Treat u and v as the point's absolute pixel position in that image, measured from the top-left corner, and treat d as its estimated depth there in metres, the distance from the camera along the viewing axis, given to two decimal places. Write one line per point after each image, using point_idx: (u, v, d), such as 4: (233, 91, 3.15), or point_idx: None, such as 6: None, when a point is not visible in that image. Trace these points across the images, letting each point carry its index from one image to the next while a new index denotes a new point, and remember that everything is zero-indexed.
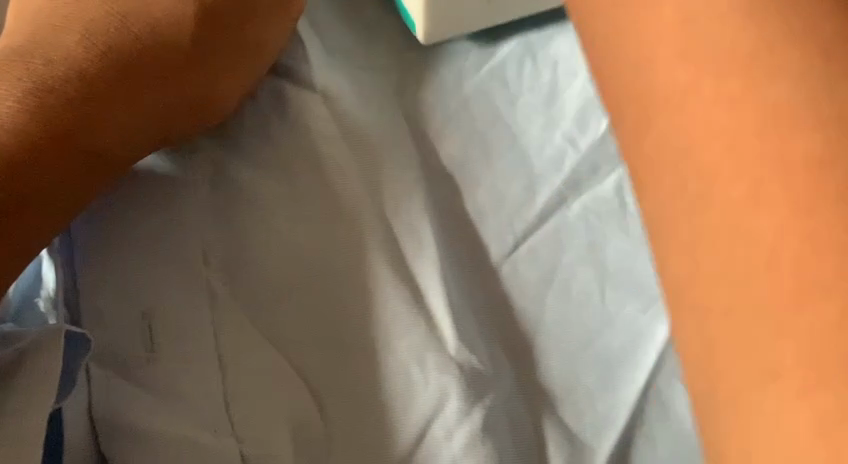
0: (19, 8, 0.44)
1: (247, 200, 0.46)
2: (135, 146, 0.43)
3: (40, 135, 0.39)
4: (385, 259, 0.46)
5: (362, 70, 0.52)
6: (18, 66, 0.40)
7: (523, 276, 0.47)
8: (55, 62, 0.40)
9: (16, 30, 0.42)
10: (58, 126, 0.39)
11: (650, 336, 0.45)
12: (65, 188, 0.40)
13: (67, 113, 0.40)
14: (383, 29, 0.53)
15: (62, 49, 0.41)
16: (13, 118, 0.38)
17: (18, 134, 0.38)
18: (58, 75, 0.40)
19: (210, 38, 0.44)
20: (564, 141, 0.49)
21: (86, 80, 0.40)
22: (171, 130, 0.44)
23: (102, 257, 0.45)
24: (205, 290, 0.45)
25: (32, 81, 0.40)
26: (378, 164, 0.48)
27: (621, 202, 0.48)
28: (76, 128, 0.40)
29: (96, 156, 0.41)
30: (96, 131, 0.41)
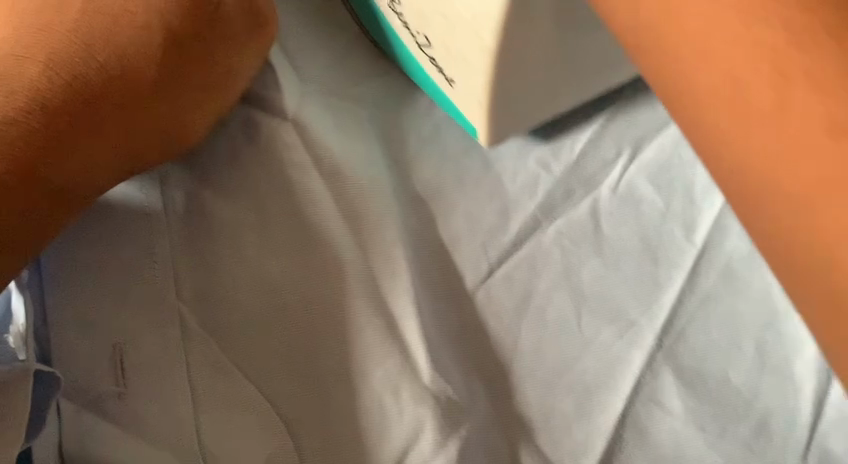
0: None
1: (218, 230, 0.46)
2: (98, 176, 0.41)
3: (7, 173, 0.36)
4: (360, 288, 0.45)
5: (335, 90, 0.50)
6: None
7: (497, 302, 0.46)
8: (17, 93, 0.37)
9: None
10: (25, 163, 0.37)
11: (626, 362, 0.45)
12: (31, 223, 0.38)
13: (38, 148, 0.37)
14: (355, 46, 0.52)
15: (28, 82, 0.38)
16: None
17: None
18: (22, 107, 0.37)
19: (177, 66, 0.42)
20: (537, 166, 0.49)
21: (53, 112, 0.38)
22: (134, 156, 0.42)
23: (69, 289, 0.44)
24: (175, 320, 0.44)
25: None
26: (351, 191, 0.47)
27: (596, 225, 0.47)
28: (43, 163, 0.37)
29: (61, 187, 0.39)
30: (70, 167, 0.39)
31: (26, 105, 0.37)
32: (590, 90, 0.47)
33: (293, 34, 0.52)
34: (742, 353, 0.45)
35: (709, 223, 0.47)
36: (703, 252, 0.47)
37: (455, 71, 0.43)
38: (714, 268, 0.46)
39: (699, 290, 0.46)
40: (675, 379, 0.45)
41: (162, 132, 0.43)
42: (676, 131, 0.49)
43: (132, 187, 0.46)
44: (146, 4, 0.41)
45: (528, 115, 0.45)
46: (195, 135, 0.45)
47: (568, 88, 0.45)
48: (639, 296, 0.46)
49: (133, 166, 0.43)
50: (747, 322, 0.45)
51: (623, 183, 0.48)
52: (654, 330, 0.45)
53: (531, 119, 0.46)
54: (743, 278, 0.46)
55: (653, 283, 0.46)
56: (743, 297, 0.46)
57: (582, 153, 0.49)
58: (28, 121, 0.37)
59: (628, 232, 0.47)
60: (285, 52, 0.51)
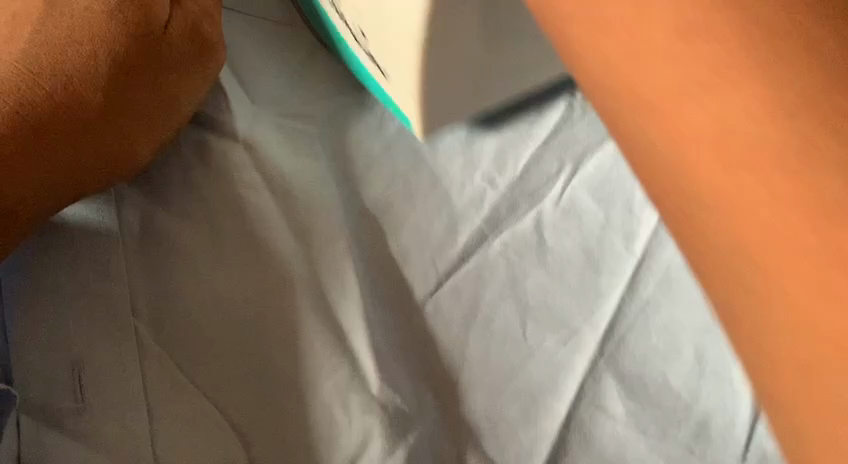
0: None
1: (171, 249, 0.48)
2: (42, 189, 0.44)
3: None
4: (311, 302, 0.47)
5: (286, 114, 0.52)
6: None
7: (446, 315, 0.48)
8: None
9: None
10: None
11: (570, 368, 0.46)
12: None
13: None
14: (309, 72, 0.54)
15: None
16: None
17: None
18: None
19: (122, 91, 0.44)
20: (484, 182, 0.51)
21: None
22: (83, 171, 0.45)
23: (30, 308, 0.46)
24: (132, 336, 0.46)
25: None
26: (301, 210, 0.49)
27: (539, 237, 0.49)
28: None
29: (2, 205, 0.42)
30: (15, 187, 0.42)
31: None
32: (504, 85, 0.46)
33: (245, 59, 0.53)
34: (681, 356, 0.46)
35: (647, 232, 0.49)
36: (642, 260, 0.48)
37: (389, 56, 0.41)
38: (653, 277, 0.48)
39: (639, 298, 0.48)
40: (617, 382, 0.46)
41: (104, 155, 0.45)
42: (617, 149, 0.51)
43: (90, 210, 0.48)
44: (93, 35, 0.42)
45: (461, 101, 0.45)
46: (145, 155, 0.48)
47: (497, 84, 0.45)
48: (580, 304, 0.48)
49: (79, 186, 0.46)
50: (686, 328, 0.47)
51: (565, 197, 0.50)
52: (597, 336, 0.47)
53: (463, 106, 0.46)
54: (681, 285, 0.48)
55: (595, 292, 0.48)
56: (681, 304, 0.48)
57: (527, 169, 0.51)
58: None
59: (571, 243, 0.49)
60: (239, 78, 0.52)
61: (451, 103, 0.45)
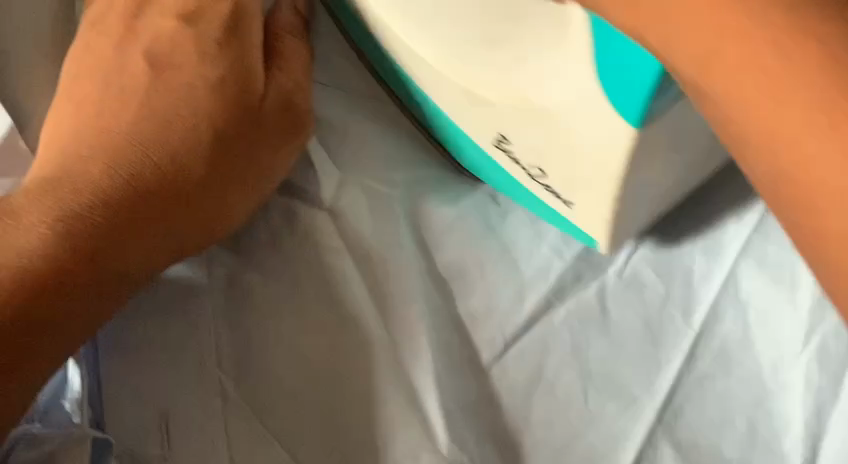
0: (55, 122, 0.48)
1: (257, 308, 0.50)
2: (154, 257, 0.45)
3: (65, 258, 0.42)
4: (387, 365, 0.49)
5: (368, 164, 0.54)
6: (50, 198, 0.43)
7: (511, 378, 0.50)
8: (80, 190, 0.44)
9: (46, 160, 0.45)
10: (81, 246, 0.42)
11: (628, 436, 0.49)
12: (97, 298, 0.43)
13: (92, 239, 0.42)
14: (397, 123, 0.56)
15: (87, 177, 0.44)
16: (43, 244, 0.42)
17: (50, 257, 0.41)
18: (84, 203, 0.43)
19: (218, 164, 0.47)
20: (551, 252, 0.53)
21: (108, 201, 0.43)
22: (187, 246, 0.46)
23: (123, 362, 0.49)
24: (217, 388, 0.49)
25: (61, 209, 0.43)
26: (380, 273, 0.52)
27: (602, 308, 0.51)
28: (99, 250, 0.42)
29: (121, 274, 0.43)
30: (131, 256, 0.44)
31: (85, 200, 0.43)
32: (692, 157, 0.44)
33: (332, 112, 0.56)
34: (735, 428, 0.49)
35: (706, 307, 0.51)
36: (702, 334, 0.51)
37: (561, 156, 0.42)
38: (710, 350, 0.50)
39: (696, 370, 0.50)
40: (673, 451, 0.48)
41: (203, 221, 0.46)
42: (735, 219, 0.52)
43: (186, 268, 0.51)
44: (193, 110, 0.47)
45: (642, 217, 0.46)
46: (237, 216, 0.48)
47: (672, 175, 0.44)
48: (641, 375, 0.50)
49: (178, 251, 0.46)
50: (739, 400, 0.49)
51: (628, 270, 0.52)
52: (655, 405, 0.49)
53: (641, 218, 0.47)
54: (736, 359, 0.50)
55: (654, 363, 0.50)
56: (735, 376, 0.50)
57: None
58: (86, 213, 0.43)
59: (632, 314, 0.51)
60: (325, 135, 0.55)
61: (631, 225, 0.46)
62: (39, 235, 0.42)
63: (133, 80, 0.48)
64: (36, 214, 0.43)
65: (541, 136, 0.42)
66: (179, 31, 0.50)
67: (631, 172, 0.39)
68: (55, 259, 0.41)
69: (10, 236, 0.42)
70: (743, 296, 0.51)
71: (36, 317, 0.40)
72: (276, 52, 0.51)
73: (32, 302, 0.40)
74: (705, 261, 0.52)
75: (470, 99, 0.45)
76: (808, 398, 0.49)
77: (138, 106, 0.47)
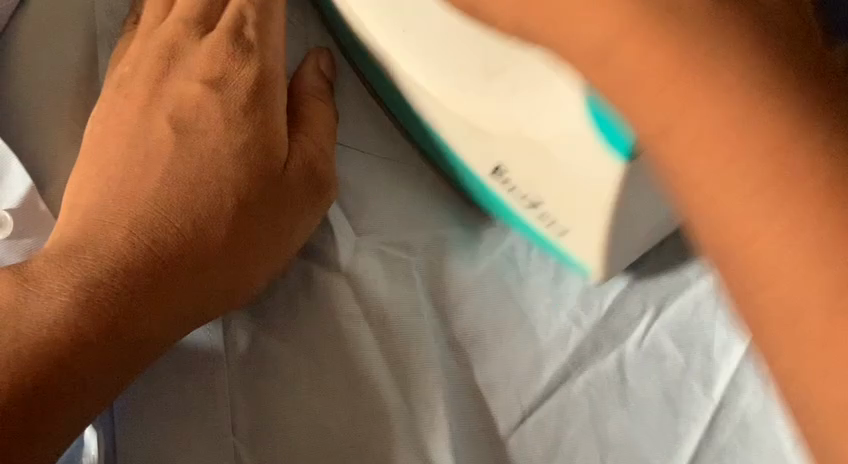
0: (76, 190, 0.47)
1: (274, 374, 0.50)
2: (170, 324, 0.44)
3: (85, 325, 0.41)
4: (405, 437, 0.49)
5: (388, 228, 0.54)
6: (71, 264, 0.43)
7: (529, 449, 0.50)
8: (102, 256, 0.44)
9: (70, 226, 0.45)
10: (101, 313, 0.42)
11: None
12: (115, 365, 0.42)
13: (114, 310, 0.42)
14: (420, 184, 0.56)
15: (110, 243, 0.44)
16: (62, 312, 0.41)
17: (67, 326, 0.41)
18: (106, 269, 0.43)
19: (241, 231, 0.46)
20: (569, 320, 0.53)
21: (130, 267, 0.43)
22: (205, 309, 0.46)
23: (140, 429, 0.49)
24: (232, 456, 0.49)
25: (81, 276, 0.43)
26: (397, 340, 0.51)
27: (621, 379, 0.51)
28: (120, 317, 0.42)
29: (138, 341, 0.43)
30: (150, 324, 0.43)
31: (105, 268, 0.43)
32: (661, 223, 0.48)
33: (352, 172, 0.55)
34: None
35: (726, 380, 0.51)
36: (721, 407, 0.50)
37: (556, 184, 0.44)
38: (730, 424, 0.50)
39: (716, 444, 0.49)
40: None
41: (224, 286, 0.46)
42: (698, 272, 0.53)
43: (204, 333, 0.51)
44: (218, 177, 0.47)
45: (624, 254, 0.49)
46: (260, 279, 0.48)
47: (643, 229, 0.48)
48: (661, 447, 0.49)
49: (199, 317, 0.46)
50: None
51: (647, 339, 0.52)
52: None
53: (624, 257, 0.49)
54: (756, 434, 0.50)
55: (675, 435, 0.49)
56: (755, 452, 0.49)
57: (610, 309, 0.53)
58: (106, 279, 0.43)
59: (652, 385, 0.51)
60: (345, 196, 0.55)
61: (623, 251, 0.48)
62: (60, 304, 0.42)
63: (159, 148, 0.48)
64: (56, 281, 0.42)
65: (540, 167, 0.44)
66: (203, 96, 0.50)
67: (627, 189, 0.42)
68: (72, 324, 0.41)
69: (31, 305, 0.42)
70: None
71: (49, 387, 0.40)
72: (303, 117, 0.51)
73: (51, 377, 0.40)
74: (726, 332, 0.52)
75: (471, 133, 0.47)
76: None
77: (160, 172, 0.47)
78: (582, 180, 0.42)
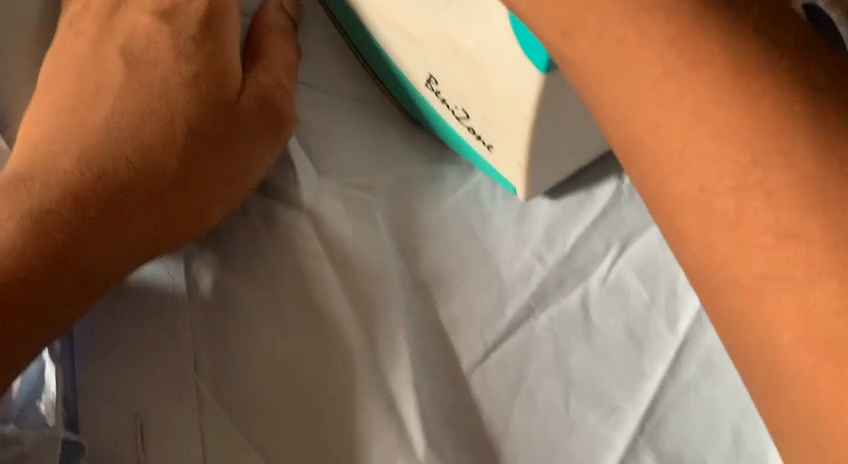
0: (32, 119, 0.48)
1: (235, 312, 0.50)
2: (125, 253, 0.45)
3: (34, 254, 0.42)
4: (369, 372, 0.49)
5: (353, 170, 0.54)
6: (19, 193, 0.44)
7: (491, 384, 0.50)
8: (51, 185, 0.44)
9: (21, 157, 0.46)
10: (48, 242, 0.43)
11: (610, 443, 0.48)
12: (67, 291, 0.43)
13: (60, 240, 0.43)
14: (387, 125, 0.56)
15: (58, 172, 0.45)
16: (12, 241, 0.42)
17: (17, 257, 0.42)
18: (53, 198, 0.44)
19: (195, 158, 0.46)
20: (533, 257, 0.52)
21: (78, 196, 0.44)
22: (162, 241, 0.46)
23: (97, 364, 0.49)
24: (193, 392, 0.48)
25: (29, 206, 0.43)
26: (359, 277, 0.51)
27: (585, 314, 0.51)
28: (67, 245, 0.43)
29: (90, 270, 0.44)
30: (100, 251, 0.44)
31: (53, 197, 0.44)
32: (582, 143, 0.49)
33: (317, 113, 0.55)
34: (719, 438, 0.48)
35: (691, 315, 0.50)
36: (685, 342, 0.50)
37: (482, 100, 0.46)
38: (695, 359, 0.49)
39: (680, 379, 0.49)
40: (655, 462, 0.48)
41: (181, 216, 0.46)
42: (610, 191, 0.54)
43: (162, 269, 0.51)
44: (170, 104, 0.47)
45: (557, 169, 0.50)
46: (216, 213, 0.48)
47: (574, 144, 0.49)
48: (624, 382, 0.49)
49: (155, 247, 0.46)
50: (723, 410, 0.48)
51: (611, 275, 0.51)
52: (637, 414, 0.48)
53: (556, 171, 0.51)
54: (720, 369, 0.49)
55: (637, 370, 0.49)
56: (720, 386, 0.49)
57: (575, 246, 0.52)
58: (54, 208, 0.44)
59: (615, 322, 0.50)
60: (309, 136, 0.54)
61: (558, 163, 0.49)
62: (9, 232, 0.43)
63: (110, 78, 0.48)
64: (4, 211, 0.43)
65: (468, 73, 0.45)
66: (152, 27, 0.50)
67: (548, 102, 0.43)
68: (19, 251, 0.42)
69: None
70: None
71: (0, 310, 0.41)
72: (260, 49, 0.51)
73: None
74: None
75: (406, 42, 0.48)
76: None
77: (111, 100, 0.47)
78: (508, 94, 0.44)
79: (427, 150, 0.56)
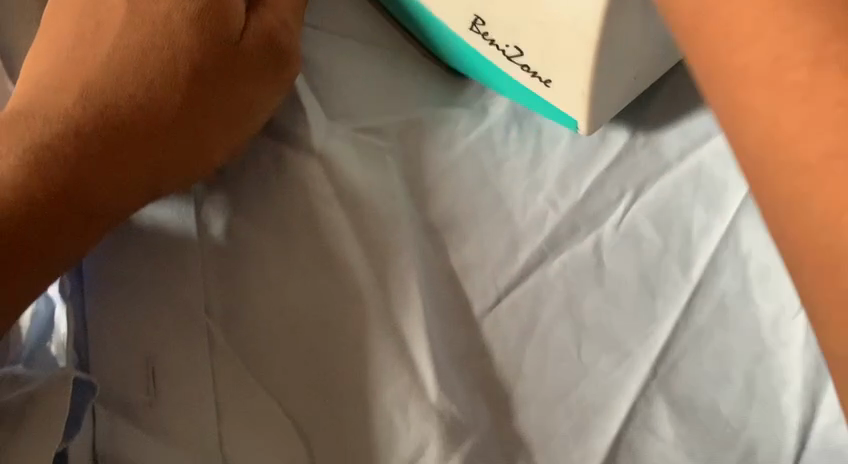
0: (34, 55, 0.48)
1: (245, 255, 0.50)
2: (127, 193, 0.45)
3: (36, 191, 0.42)
4: (380, 314, 0.49)
5: (366, 114, 0.54)
6: (21, 128, 0.44)
7: (503, 329, 0.50)
8: (53, 121, 0.44)
9: (21, 93, 0.46)
10: (51, 180, 0.43)
11: (621, 389, 0.48)
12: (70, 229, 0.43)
13: (62, 177, 0.43)
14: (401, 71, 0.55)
15: (60, 108, 0.45)
16: (14, 177, 0.42)
17: (21, 193, 0.42)
18: (55, 134, 0.44)
19: (199, 97, 0.46)
20: (546, 203, 0.52)
21: (79, 134, 0.44)
22: (164, 181, 0.46)
23: (108, 305, 0.49)
24: (204, 336, 0.48)
25: (31, 141, 0.43)
26: (370, 219, 0.50)
27: (597, 260, 0.50)
28: (68, 183, 0.43)
29: (92, 210, 0.44)
30: (103, 191, 0.44)
31: (55, 134, 0.44)
32: (645, 71, 0.49)
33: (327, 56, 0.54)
34: (732, 384, 0.48)
35: (704, 261, 0.50)
36: (698, 287, 0.49)
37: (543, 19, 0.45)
38: (709, 304, 0.49)
39: (693, 325, 0.49)
40: (666, 406, 0.48)
41: (183, 158, 0.46)
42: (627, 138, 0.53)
43: (172, 212, 0.50)
44: (172, 40, 0.46)
45: (617, 99, 0.49)
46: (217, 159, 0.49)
47: (637, 71, 0.48)
48: (636, 328, 0.49)
49: (157, 187, 0.46)
50: (737, 356, 0.48)
51: (625, 221, 0.51)
52: (649, 360, 0.48)
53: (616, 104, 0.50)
54: (733, 314, 0.49)
55: (649, 316, 0.49)
56: (733, 331, 0.49)
57: (589, 193, 0.52)
58: (56, 145, 0.43)
59: (628, 267, 0.50)
60: (321, 81, 0.54)
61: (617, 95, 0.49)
62: (10, 167, 0.42)
63: (111, 14, 0.48)
64: (5, 146, 0.43)
65: None
66: None
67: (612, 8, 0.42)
68: (21, 187, 0.42)
69: None
70: (743, 251, 0.50)
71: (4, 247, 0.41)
72: None
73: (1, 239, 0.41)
74: (704, 212, 0.51)
75: None
76: (808, 354, 0.48)
77: (113, 37, 0.47)
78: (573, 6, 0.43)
79: (441, 95, 0.55)
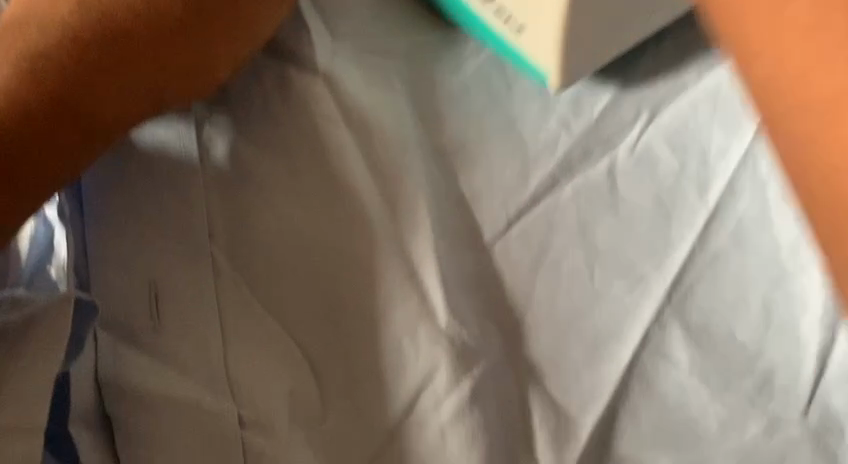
0: None
1: (248, 179, 0.48)
2: (123, 108, 0.45)
3: (33, 102, 0.43)
4: (389, 236, 0.48)
5: (369, 28, 0.51)
6: (15, 35, 0.44)
7: (514, 256, 0.48)
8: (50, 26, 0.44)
9: None
10: (41, 91, 0.43)
11: (636, 314, 0.47)
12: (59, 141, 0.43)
13: (53, 87, 0.43)
14: None
15: (59, 12, 0.44)
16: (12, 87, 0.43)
17: (14, 103, 0.43)
18: (50, 41, 0.44)
19: (199, 9, 0.45)
20: (559, 125, 0.50)
21: (74, 42, 0.44)
22: (163, 95, 0.46)
23: (108, 230, 0.48)
24: (208, 261, 0.47)
25: (21, 50, 0.44)
26: (377, 143, 0.49)
27: (612, 184, 0.49)
28: (59, 93, 0.43)
29: (87, 121, 0.44)
30: (98, 102, 0.44)
31: (51, 39, 0.44)
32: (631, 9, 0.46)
33: None
34: (749, 310, 0.47)
35: (723, 183, 0.48)
36: (715, 212, 0.48)
37: None
38: (725, 229, 0.48)
39: (711, 248, 0.48)
40: (681, 332, 0.46)
41: (180, 69, 0.45)
42: (644, 64, 0.50)
43: (172, 134, 0.49)
44: None
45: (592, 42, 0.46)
46: (223, 73, 0.47)
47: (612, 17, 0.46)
48: (650, 253, 0.48)
49: (157, 102, 0.46)
50: (756, 280, 0.47)
51: (640, 144, 0.49)
52: (664, 285, 0.47)
53: (596, 55, 0.47)
54: (753, 236, 0.48)
55: (665, 240, 0.48)
56: (752, 254, 0.47)
57: (602, 114, 0.50)
58: (50, 53, 0.44)
59: (643, 192, 0.49)
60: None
61: (593, 51, 0.47)
62: (8, 77, 0.43)
63: None
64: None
65: None
66: None
67: None
68: (19, 100, 0.43)
69: None
70: (762, 173, 0.48)
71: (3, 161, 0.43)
72: None
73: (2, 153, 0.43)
74: (722, 136, 0.49)
75: None
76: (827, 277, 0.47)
77: None
78: None
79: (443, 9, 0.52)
